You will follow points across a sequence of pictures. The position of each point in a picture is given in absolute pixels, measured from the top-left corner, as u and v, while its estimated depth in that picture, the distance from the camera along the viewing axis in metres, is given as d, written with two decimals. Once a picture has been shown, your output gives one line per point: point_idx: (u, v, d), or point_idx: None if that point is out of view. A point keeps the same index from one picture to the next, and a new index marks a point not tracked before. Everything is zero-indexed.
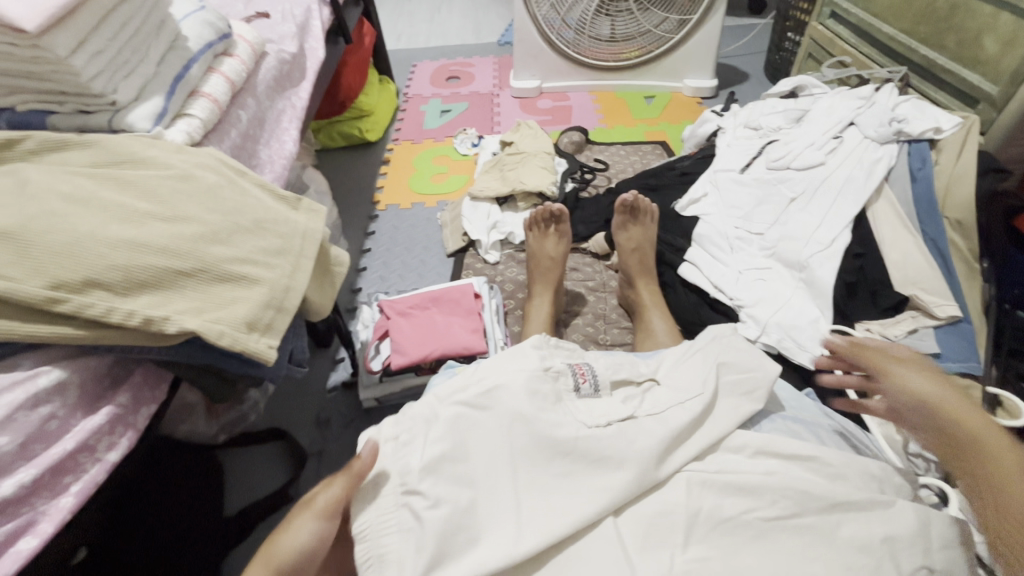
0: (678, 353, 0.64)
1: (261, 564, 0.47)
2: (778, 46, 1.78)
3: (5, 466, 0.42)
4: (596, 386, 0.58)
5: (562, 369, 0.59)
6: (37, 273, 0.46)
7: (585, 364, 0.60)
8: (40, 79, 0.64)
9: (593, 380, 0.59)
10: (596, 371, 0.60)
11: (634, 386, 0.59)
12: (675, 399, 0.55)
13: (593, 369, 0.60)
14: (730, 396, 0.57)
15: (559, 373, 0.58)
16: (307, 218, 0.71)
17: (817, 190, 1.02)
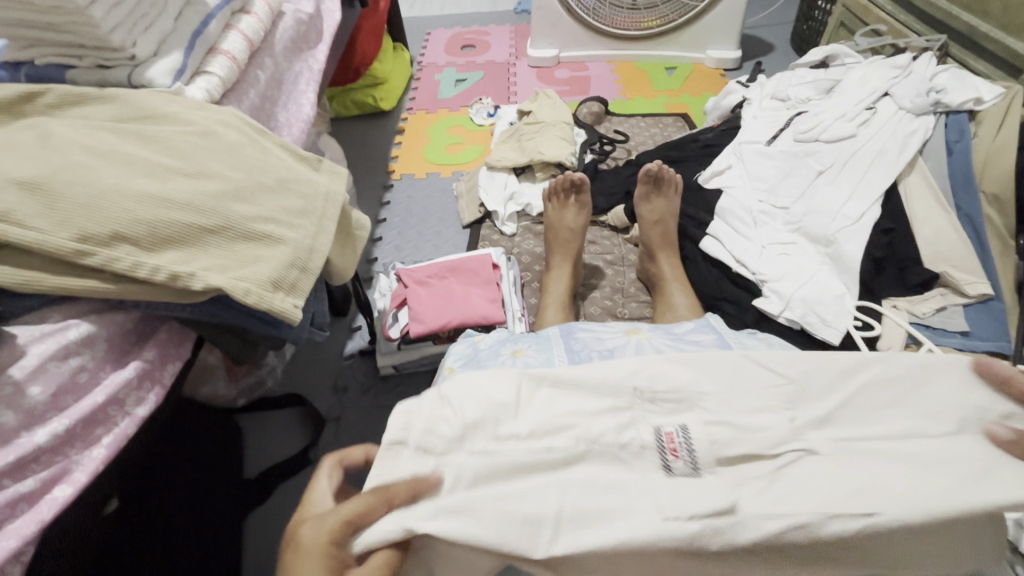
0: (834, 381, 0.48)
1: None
2: (807, 15, 1.71)
3: (38, 415, 0.43)
4: (694, 465, 0.43)
5: (648, 440, 0.44)
6: (64, 225, 0.46)
7: (677, 427, 0.45)
8: (60, 32, 0.63)
9: (689, 458, 0.43)
10: (691, 436, 0.44)
11: (759, 447, 0.44)
12: (787, 434, 0.44)
13: (689, 437, 0.44)
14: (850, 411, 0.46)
15: (641, 416, 0.46)
16: (328, 179, 0.69)
17: (847, 163, 0.99)
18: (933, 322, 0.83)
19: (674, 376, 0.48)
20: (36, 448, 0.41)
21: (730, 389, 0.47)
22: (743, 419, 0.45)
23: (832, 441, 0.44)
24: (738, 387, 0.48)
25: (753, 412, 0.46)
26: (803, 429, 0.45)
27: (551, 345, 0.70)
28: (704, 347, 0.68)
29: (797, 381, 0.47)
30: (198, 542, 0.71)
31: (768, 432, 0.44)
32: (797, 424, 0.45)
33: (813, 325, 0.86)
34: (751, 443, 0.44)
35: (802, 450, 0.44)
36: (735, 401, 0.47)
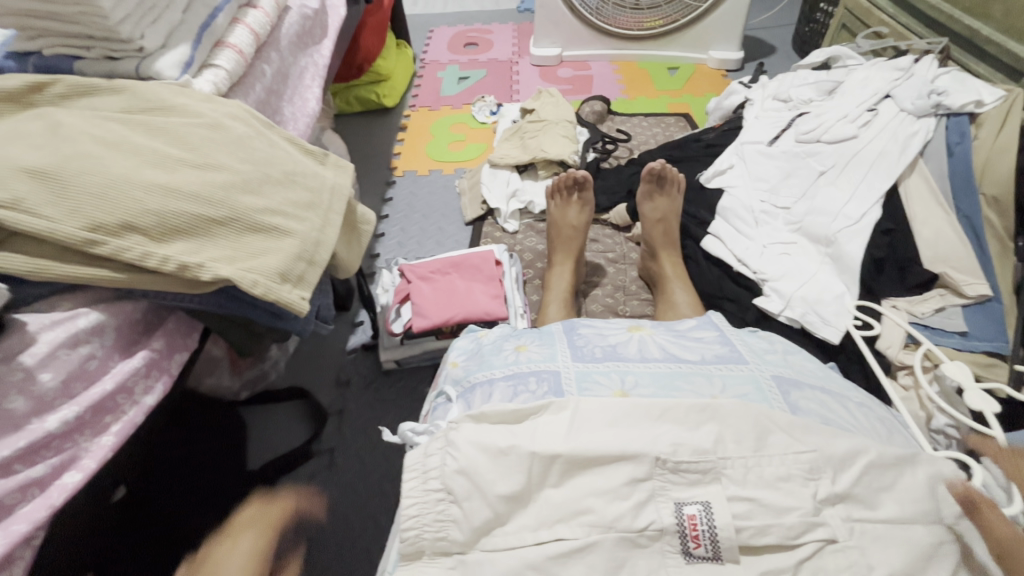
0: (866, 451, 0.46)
1: None
2: (809, 17, 1.72)
3: (48, 403, 0.43)
4: (716, 552, 0.43)
5: (667, 522, 0.44)
6: (74, 214, 0.46)
7: (700, 509, 0.44)
8: (69, 22, 0.63)
9: (711, 546, 0.43)
10: (715, 520, 0.43)
11: (783, 536, 0.43)
12: (811, 518, 0.43)
13: (712, 519, 0.44)
14: (874, 482, 0.45)
15: (661, 491, 0.45)
16: (334, 173, 0.70)
17: (848, 163, 0.99)
18: (931, 323, 0.84)
19: (697, 444, 0.46)
20: (46, 436, 0.41)
21: (754, 453, 0.46)
22: (770, 497, 0.44)
23: (848, 522, 0.44)
24: (762, 451, 0.47)
25: (785, 488, 0.45)
26: (821, 505, 0.44)
27: (553, 341, 0.70)
28: (706, 343, 0.69)
29: (818, 450, 0.46)
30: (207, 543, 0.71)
31: (795, 517, 0.43)
32: (817, 499, 0.44)
33: (813, 324, 0.86)
34: (777, 528, 0.43)
35: (824, 539, 0.43)
36: (759, 469, 0.46)
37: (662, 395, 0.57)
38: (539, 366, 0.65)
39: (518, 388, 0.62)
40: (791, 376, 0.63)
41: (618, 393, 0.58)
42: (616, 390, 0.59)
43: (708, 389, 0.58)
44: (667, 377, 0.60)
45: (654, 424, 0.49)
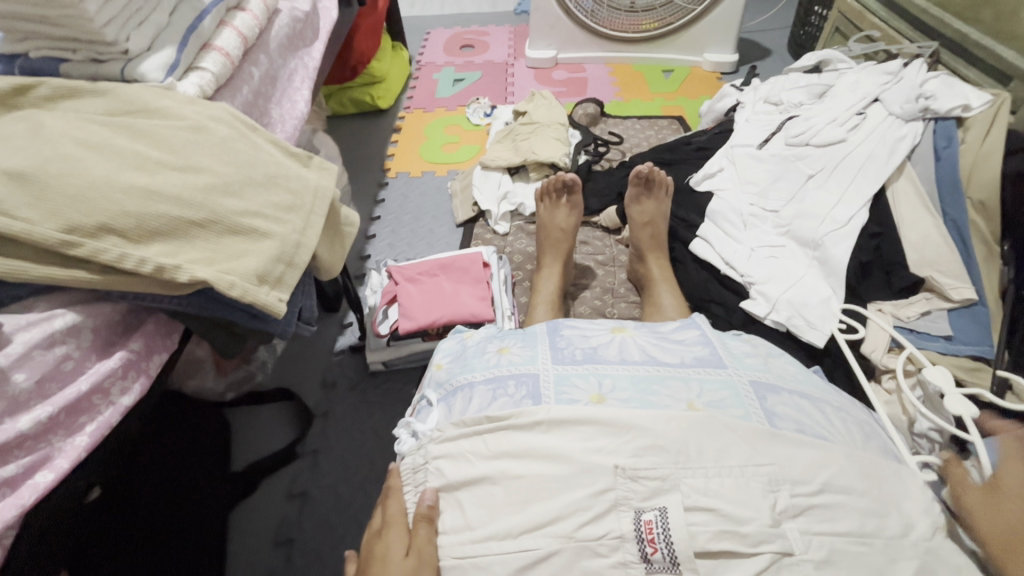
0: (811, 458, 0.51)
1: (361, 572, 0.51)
2: (804, 20, 1.72)
3: (21, 403, 0.43)
4: (673, 561, 0.45)
5: (627, 530, 0.47)
6: (51, 216, 0.47)
7: (656, 514, 0.47)
8: (54, 25, 0.64)
9: (667, 552, 0.46)
10: (670, 525, 0.46)
11: (740, 543, 0.46)
12: (769, 530, 0.46)
13: (667, 525, 0.46)
14: (824, 494, 0.49)
15: (623, 501, 0.49)
16: (318, 176, 0.70)
17: (836, 167, 0.99)
18: (917, 326, 0.84)
19: (657, 456, 0.50)
20: (17, 436, 0.41)
21: (715, 463, 0.50)
22: (732, 508, 0.47)
23: (804, 535, 0.47)
24: (722, 463, 0.50)
25: (743, 499, 0.48)
26: (781, 517, 0.48)
27: (536, 343, 0.71)
28: (687, 346, 0.69)
29: (776, 464, 0.50)
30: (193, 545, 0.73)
31: (752, 527, 0.46)
32: (777, 511, 0.48)
33: (799, 328, 0.86)
34: (734, 536, 0.46)
35: (780, 552, 0.46)
36: (720, 479, 0.49)
37: (639, 399, 0.58)
38: (519, 369, 0.65)
39: (497, 392, 0.63)
40: (770, 381, 0.63)
41: (595, 396, 0.59)
42: (592, 394, 0.59)
43: (684, 394, 0.59)
44: (644, 381, 0.61)
45: (620, 436, 0.52)
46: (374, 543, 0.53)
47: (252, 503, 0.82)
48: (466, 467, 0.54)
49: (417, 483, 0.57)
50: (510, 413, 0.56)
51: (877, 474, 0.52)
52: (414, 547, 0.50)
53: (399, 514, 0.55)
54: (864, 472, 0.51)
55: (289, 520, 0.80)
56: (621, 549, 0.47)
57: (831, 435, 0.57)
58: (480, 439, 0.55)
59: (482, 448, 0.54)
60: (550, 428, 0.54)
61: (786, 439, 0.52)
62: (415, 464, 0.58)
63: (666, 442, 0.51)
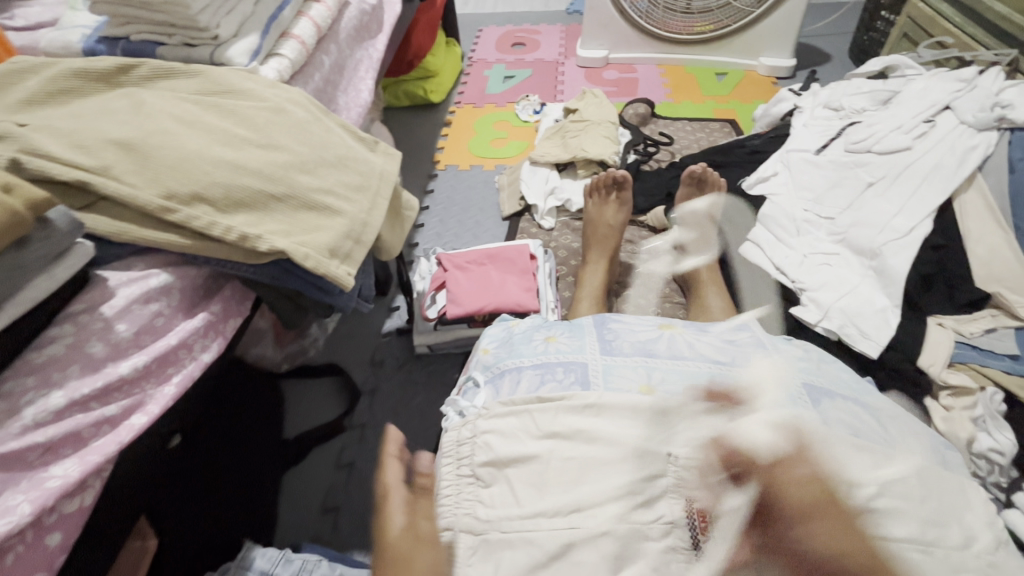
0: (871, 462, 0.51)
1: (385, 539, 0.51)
2: (869, 25, 1.66)
3: (122, 351, 0.47)
4: (727, 550, 0.46)
5: None
6: (154, 183, 0.51)
7: (711, 504, 0.48)
8: (155, 12, 0.69)
9: (721, 540, 0.46)
10: (721, 515, 0.48)
11: None
12: None
13: (718, 515, 0.48)
14: None
15: None
16: (383, 160, 0.73)
17: (899, 175, 0.97)
18: (979, 343, 0.79)
19: None
20: (119, 379, 0.45)
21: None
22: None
23: None
24: None
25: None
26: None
27: (583, 334, 0.71)
28: (739, 346, 0.68)
29: (832, 464, 0.50)
30: None
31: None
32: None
33: (852, 337, 0.84)
34: None
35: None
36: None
37: (689, 393, 0.58)
38: (567, 357, 0.66)
39: (546, 377, 0.64)
40: (823, 385, 0.62)
41: (645, 387, 0.60)
42: (642, 384, 0.60)
43: (736, 391, 0.59)
44: (694, 375, 0.61)
45: (672, 425, 0.53)
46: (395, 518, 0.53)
47: (302, 471, 0.86)
48: (518, 444, 0.56)
49: (462, 456, 0.58)
50: (561, 395, 0.58)
51: (936, 483, 0.51)
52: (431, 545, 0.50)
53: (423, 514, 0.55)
54: (922, 478, 0.51)
55: (336, 488, 0.84)
56: (673, 535, 0.47)
57: (887, 442, 0.56)
58: (530, 418, 0.57)
59: (532, 427, 0.56)
60: (603, 415, 0.56)
61: (846, 443, 0.52)
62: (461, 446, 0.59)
63: (717, 432, 0.52)
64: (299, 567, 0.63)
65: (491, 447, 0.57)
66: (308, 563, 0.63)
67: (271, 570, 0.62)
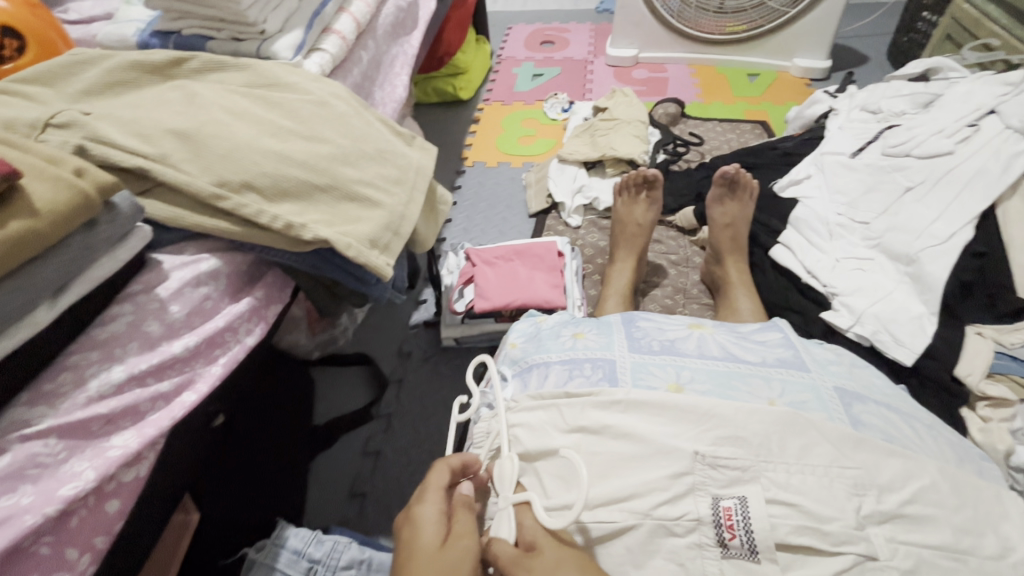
0: (905, 468, 0.50)
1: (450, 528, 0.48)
2: (910, 26, 1.62)
3: (174, 331, 0.49)
4: (751, 548, 0.46)
5: (705, 513, 0.48)
6: (206, 172, 0.53)
7: (735, 502, 0.48)
8: (206, 7, 0.72)
9: (746, 539, 0.46)
10: (750, 513, 0.47)
11: (822, 541, 0.46)
12: (854, 531, 0.46)
13: (747, 514, 0.47)
14: (915, 506, 0.48)
15: (701, 485, 0.50)
16: (420, 155, 0.75)
17: (939, 180, 0.94)
18: (1020, 354, 0.76)
19: (741, 446, 0.51)
20: (171, 357, 0.47)
21: (797, 460, 0.50)
22: (814, 506, 0.47)
23: (891, 542, 0.46)
24: (805, 460, 0.50)
25: (825, 498, 0.48)
26: (867, 521, 0.47)
27: (612, 331, 0.71)
28: (769, 347, 0.68)
29: (864, 468, 0.49)
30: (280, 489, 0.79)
31: (836, 527, 0.46)
32: (862, 514, 0.47)
33: (885, 344, 0.83)
34: (817, 533, 0.46)
35: (864, 554, 0.45)
36: (803, 476, 0.49)
37: (718, 392, 0.58)
38: (596, 353, 0.67)
39: (574, 372, 0.65)
40: (856, 390, 0.61)
41: (673, 385, 0.60)
42: (671, 383, 0.60)
43: (766, 393, 0.59)
44: (724, 375, 0.61)
45: (699, 423, 0.53)
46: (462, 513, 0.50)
47: (331, 456, 0.89)
48: (543, 436, 0.56)
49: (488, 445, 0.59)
50: (589, 390, 0.58)
51: (974, 493, 0.50)
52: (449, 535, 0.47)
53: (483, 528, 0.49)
54: (959, 487, 0.50)
55: (363, 476, 0.86)
56: (698, 531, 0.48)
57: (920, 450, 0.55)
58: (558, 412, 0.57)
59: (560, 420, 0.57)
60: (628, 411, 0.55)
61: (881, 449, 0.51)
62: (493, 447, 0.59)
63: (746, 432, 0.52)
64: (330, 547, 0.64)
65: (519, 438, 0.57)
66: (339, 544, 0.65)
67: (305, 549, 0.64)
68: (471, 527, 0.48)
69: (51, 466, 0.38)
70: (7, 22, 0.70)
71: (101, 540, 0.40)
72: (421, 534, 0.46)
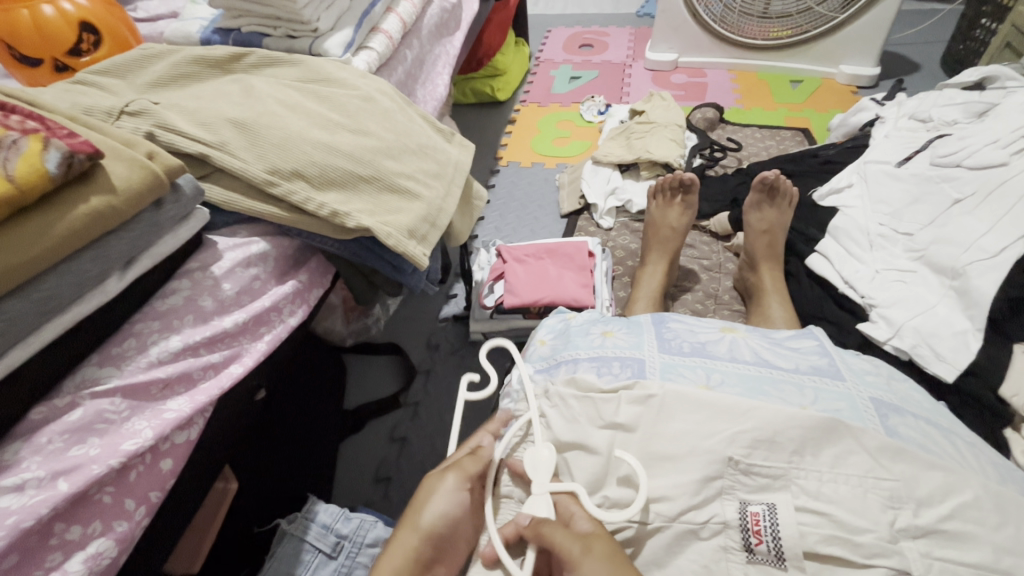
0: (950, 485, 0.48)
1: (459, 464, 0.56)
2: (967, 34, 1.56)
3: (225, 308, 0.53)
4: (778, 555, 0.46)
5: (730, 518, 0.48)
6: (260, 159, 0.56)
7: (763, 508, 0.48)
8: (265, 6, 0.77)
9: (772, 545, 0.46)
10: (778, 521, 0.47)
11: (852, 552, 0.45)
12: (887, 543, 0.45)
13: (775, 520, 0.47)
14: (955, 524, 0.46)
15: (728, 489, 0.50)
16: (458, 151, 0.77)
17: (991, 192, 0.88)
18: None
19: (772, 453, 0.50)
20: (222, 332, 0.51)
21: (829, 469, 0.50)
22: (846, 516, 0.46)
23: (925, 558, 0.45)
24: (839, 469, 0.49)
25: (859, 509, 0.47)
26: (900, 535, 0.46)
27: (641, 331, 0.71)
28: (803, 354, 0.67)
29: (901, 481, 0.48)
30: (312, 466, 0.82)
31: (868, 538, 0.45)
32: (896, 527, 0.46)
33: (925, 358, 0.80)
34: (847, 543, 0.45)
35: (898, 568, 0.44)
36: (835, 485, 0.49)
37: (748, 396, 0.58)
38: (625, 352, 0.67)
39: (602, 369, 0.65)
40: (892, 401, 0.60)
41: (703, 387, 0.60)
42: (700, 384, 0.60)
43: (798, 398, 0.58)
44: (754, 380, 0.61)
45: (736, 422, 0.52)
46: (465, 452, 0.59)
47: (360, 439, 0.92)
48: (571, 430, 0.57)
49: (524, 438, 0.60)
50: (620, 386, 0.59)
51: None
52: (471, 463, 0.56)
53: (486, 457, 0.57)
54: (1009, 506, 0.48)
55: (388, 460, 0.89)
56: (723, 534, 0.48)
57: (959, 463, 0.53)
58: (589, 407, 0.58)
59: (596, 414, 0.57)
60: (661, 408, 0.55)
61: (922, 463, 0.49)
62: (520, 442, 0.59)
63: (780, 433, 0.51)
64: (357, 525, 0.67)
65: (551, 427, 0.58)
66: (365, 522, 0.67)
67: (333, 524, 0.66)
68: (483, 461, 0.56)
69: (116, 422, 0.42)
70: (87, 18, 0.75)
71: (155, 495, 0.43)
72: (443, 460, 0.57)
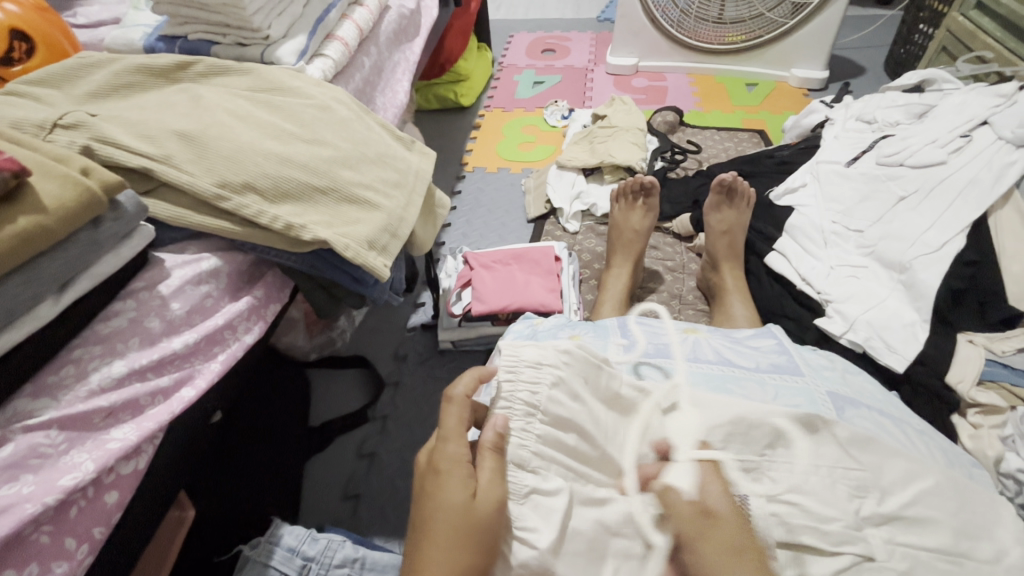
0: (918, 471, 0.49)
1: (448, 516, 0.40)
2: (906, 38, 1.64)
3: (174, 328, 0.50)
4: None
5: None
6: (209, 173, 0.54)
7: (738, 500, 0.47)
8: (212, 13, 0.74)
9: None
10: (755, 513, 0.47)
11: (822, 541, 0.46)
12: (851, 531, 0.46)
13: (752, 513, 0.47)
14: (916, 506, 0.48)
15: None
16: (419, 159, 0.76)
17: (932, 190, 0.94)
18: (1012, 361, 0.76)
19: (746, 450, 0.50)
20: (170, 354, 0.48)
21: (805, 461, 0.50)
22: (817, 506, 0.47)
23: (888, 544, 0.46)
24: (817, 461, 0.50)
25: (830, 499, 0.48)
26: (865, 523, 0.47)
27: (607, 334, 0.71)
28: (763, 353, 0.69)
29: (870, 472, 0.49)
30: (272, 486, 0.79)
31: (836, 527, 0.46)
32: (860, 516, 0.48)
33: (876, 350, 0.83)
34: (817, 533, 0.46)
35: (863, 555, 0.46)
36: (806, 476, 0.49)
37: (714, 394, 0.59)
38: None
39: None
40: (849, 395, 0.62)
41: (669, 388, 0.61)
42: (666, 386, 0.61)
43: (760, 395, 0.60)
44: (718, 379, 0.62)
45: (713, 417, 0.52)
46: (428, 478, 0.43)
47: (326, 456, 0.90)
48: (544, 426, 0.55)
49: None
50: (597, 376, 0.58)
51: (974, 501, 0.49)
52: (478, 495, 0.41)
53: (490, 462, 0.43)
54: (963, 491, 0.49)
55: (357, 476, 0.87)
56: None
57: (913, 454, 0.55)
58: None
59: None
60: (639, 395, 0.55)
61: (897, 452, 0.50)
62: (528, 405, 0.46)
63: (768, 427, 0.51)
64: (324, 545, 0.65)
65: None
66: (333, 542, 0.65)
67: (298, 546, 0.64)
68: (495, 478, 0.42)
69: (53, 457, 0.39)
70: (17, 25, 0.71)
71: (99, 531, 0.41)
72: (443, 496, 0.41)
